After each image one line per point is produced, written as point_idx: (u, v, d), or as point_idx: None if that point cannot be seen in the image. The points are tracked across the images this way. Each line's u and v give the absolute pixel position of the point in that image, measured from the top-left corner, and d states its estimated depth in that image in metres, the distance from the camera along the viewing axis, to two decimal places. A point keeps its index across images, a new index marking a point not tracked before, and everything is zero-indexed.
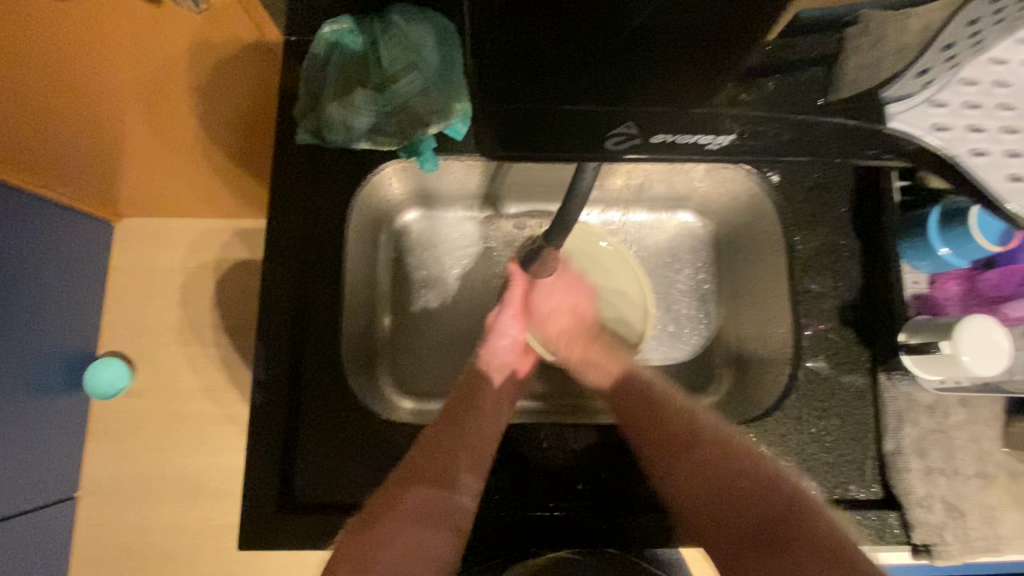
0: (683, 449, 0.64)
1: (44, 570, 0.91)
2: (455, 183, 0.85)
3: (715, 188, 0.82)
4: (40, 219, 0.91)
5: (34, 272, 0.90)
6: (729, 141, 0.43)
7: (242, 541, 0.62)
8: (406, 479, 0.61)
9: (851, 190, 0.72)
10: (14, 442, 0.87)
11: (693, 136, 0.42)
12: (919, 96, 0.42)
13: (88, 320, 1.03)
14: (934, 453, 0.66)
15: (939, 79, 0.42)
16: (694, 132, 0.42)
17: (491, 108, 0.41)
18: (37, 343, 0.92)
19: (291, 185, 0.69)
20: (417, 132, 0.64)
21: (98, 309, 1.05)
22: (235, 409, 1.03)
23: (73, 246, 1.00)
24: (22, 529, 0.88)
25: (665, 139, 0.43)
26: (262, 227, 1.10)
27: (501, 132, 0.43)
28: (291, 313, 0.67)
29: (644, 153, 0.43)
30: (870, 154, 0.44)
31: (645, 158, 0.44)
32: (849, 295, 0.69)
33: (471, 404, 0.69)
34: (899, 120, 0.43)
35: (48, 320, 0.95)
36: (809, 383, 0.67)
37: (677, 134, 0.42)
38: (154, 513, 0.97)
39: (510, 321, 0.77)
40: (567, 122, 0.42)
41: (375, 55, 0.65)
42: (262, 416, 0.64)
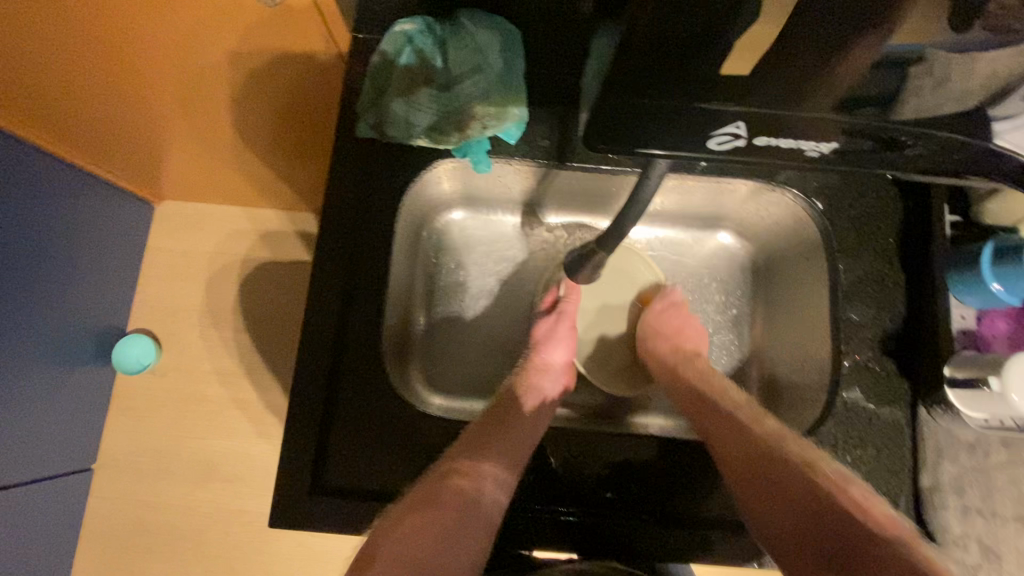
0: (730, 463, 0.62)
1: (53, 523, 1.02)
2: (500, 189, 0.86)
3: (756, 212, 0.81)
4: (87, 200, 0.98)
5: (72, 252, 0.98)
6: (831, 150, 0.45)
7: (273, 518, 0.63)
8: (443, 468, 0.60)
9: (900, 221, 0.72)
10: (41, 408, 0.97)
11: (799, 143, 0.45)
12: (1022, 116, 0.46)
13: (117, 300, 1.14)
14: (972, 492, 0.64)
15: None
16: (801, 139, 0.44)
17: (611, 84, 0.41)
18: (68, 318, 1.00)
19: (345, 178, 0.70)
20: (473, 132, 0.68)
21: (126, 290, 1.17)
22: (247, 397, 1.16)
23: (111, 226, 1.08)
24: (44, 486, 1.00)
25: (767, 143, 0.44)
26: (291, 228, 1.21)
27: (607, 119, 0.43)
28: (337, 300, 0.68)
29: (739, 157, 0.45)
30: (966, 172, 0.49)
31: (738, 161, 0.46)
32: (891, 326, 0.69)
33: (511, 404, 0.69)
34: (1006, 137, 0.46)
35: (82, 298, 1.04)
36: (846, 412, 0.67)
37: (778, 138, 0.44)
38: (178, 480, 1.12)
39: (566, 332, 0.80)
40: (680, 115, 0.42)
41: (442, 55, 0.68)
42: (302, 400, 0.66)
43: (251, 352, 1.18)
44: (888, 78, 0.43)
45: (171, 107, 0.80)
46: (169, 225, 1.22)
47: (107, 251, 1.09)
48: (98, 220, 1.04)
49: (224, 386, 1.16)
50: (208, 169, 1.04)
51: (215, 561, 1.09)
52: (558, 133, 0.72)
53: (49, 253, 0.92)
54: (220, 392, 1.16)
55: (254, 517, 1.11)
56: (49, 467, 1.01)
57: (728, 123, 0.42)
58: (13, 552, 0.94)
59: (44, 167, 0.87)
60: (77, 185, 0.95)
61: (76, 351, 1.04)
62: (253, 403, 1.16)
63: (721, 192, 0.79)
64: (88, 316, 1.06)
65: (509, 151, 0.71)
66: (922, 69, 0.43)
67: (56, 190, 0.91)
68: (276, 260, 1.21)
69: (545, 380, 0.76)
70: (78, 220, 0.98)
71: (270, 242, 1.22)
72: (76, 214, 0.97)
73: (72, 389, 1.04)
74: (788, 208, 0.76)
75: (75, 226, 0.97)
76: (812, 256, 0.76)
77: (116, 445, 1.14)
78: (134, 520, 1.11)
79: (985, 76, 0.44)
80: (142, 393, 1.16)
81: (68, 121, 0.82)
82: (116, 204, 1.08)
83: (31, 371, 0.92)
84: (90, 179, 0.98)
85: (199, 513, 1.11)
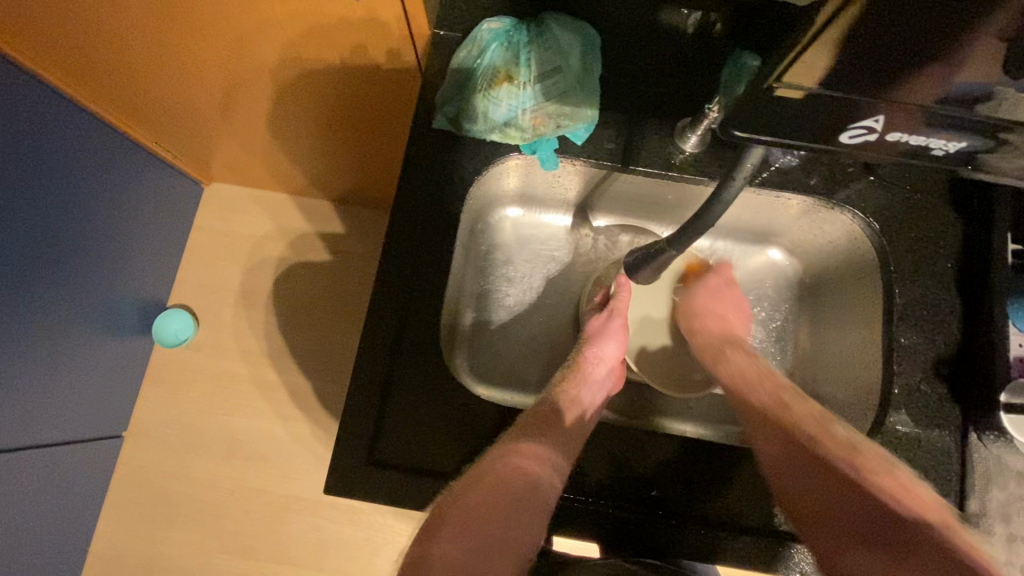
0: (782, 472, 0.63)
1: (81, 484, 1.06)
2: (557, 189, 0.88)
3: (808, 231, 0.82)
4: (141, 173, 1.03)
5: (124, 222, 1.02)
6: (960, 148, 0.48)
7: (328, 487, 0.65)
8: (501, 452, 0.62)
9: (958, 248, 0.72)
10: (81, 368, 1.01)
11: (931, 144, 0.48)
12: None
13: (162, 274, 1.19)
14: (1018, 520, 0.65)
15: None
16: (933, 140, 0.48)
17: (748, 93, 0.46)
18: (114, 286, 1.05)
19: (414, 168, 0.73)
20: (547, 129, 0.71)
21: (171, 265, 1.21)
22: (271, 378, 1.19)
23: (162, 202, 1.13)
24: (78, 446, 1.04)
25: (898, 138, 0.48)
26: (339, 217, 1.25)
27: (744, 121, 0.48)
28: (400, 285, 0.71)
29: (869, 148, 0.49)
30: None
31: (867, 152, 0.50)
32: (946, 351, 0.69)
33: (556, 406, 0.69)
34: None
35: (129, 268, 1.08)
36: (896, 434, 0.67)
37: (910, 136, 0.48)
38: (207, 453, 1.15)
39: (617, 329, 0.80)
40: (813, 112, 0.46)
41: (525, 53, 0.71)
42: (360, 377, 0.68)
43: (289, 334, 1.21)
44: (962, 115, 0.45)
45: (241, 94, 0.84)
46: (219, 206, 1.27)
47: (157, 226, 1.13)
48: (150, 195, 1.09)
49: (258, 365, 1.19)
50: (266, 155, 1.08)
51: (235, 535, 1.12)
52: (623, 138, 0.74)
53: (103, 222, 0.97)
54: (248, 370, 1.19)
55: (276, 496, 1.13)
56: (82, 428, 1.05)
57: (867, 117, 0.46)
58: (44, 504, 0.98)
59: (102, 137, 0.92)
60: (132, 160, 1.00)
61: (119, 319, 1.08)
62: (285, 384, 1.19)
63: (775, 209, 0.81)
64: (134, 287, 1.11)
65: (577, 152, 0.74)
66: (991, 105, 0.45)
67: (115, 163, 0.96)
68: (321, 248, 1.25)
69: (591, 380, 0.76)
70: (131, 193, 1.02)
71: (316, 230, 1.25)
72: (129, 188, 1.01)
73: (112, 355, 1.08)
74: (845, 227, 0.77)
75: (128, 199, 1.02)
76: (865, 277, 0.76)
77: (152, 412, 1.17)
78: (161, 487, 1.14)
79: None
80: (181, 365, 1.20)
81: (144, 99, 0.87)
82: (170, 182, 1.13)
83: (74, 332, 0.97)
84: (144, 154, 1.03)
85: (223, 486, 1.14)
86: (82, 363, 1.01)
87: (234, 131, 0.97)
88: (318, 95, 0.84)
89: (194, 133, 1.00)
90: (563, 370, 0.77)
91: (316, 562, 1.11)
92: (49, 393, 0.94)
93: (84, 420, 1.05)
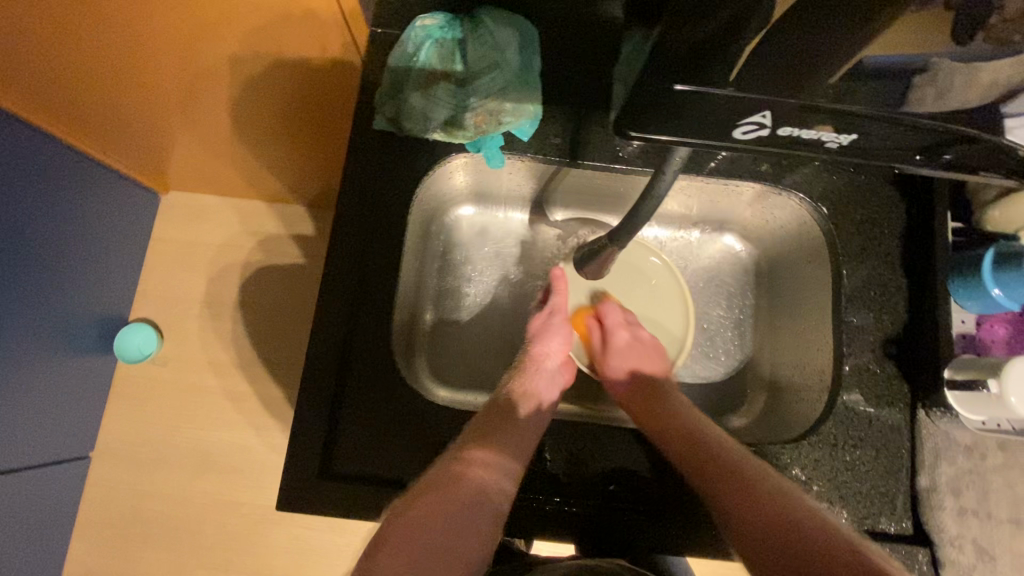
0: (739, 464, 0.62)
1: (47, 512, 1.02)
2: (510, 186, 0.86)
3: (761, 216, 0.82)
4: (96, 186, 0.98)
5: (80, 238, 0.98)
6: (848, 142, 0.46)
7: (281, 502, 0.64)
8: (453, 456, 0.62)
9: (903, 228, 0.73)
10: (43, 392, 0.97)
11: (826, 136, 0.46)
12: None
13: (121, 289, 1.15)
14: (968, 494, 0.66)
15: None
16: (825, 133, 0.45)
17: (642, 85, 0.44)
18: (72, 305, 1.00)
19: (361, 170, 0.72)
20: (489, 127, 0.69)
21: (129, 279, 1.17)
22: (241, 389, 1.16)
23: (118, 215, 1.09)
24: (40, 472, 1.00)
25: (790, 133, 0.45)
26: (297, 222, 1.22)
27: (638, 116, 0.45)
28: (350, 293, 0.69)
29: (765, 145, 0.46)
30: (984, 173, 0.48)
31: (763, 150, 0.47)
32: (893, 330, 0.70)
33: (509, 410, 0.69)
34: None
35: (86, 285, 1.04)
36: (847, 413, 0.68)
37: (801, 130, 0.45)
38: (175, 470, 1.12)
39: (560, 324, 0.80)
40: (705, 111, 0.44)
41: (461, 52, 0.70)
42: (312, 389, 0.66)
43: (255, 344, 1.18)
44: (892, 91, 0.46)
45: (183, 104, 0.81)
46: (175, 216, 1.22)
47: (111, 241, 1.09)
48: (106, 212, 1.04)
49: (227, 376, 1.16)
50: (218, 161, 1.05)
51: (212, 550, 1.09)
52: (569, 131, 0.73)
53: (60, 243, 0.93)
54: (216, 382, 1.16)
55: (252, 509, 1.11)
56: (48, 452, 1.02)
57: (755, 112, 0.44)
58: (10, 536, 0.94)
59: (57, 158, 0.88)
60: (89, 176, 0.96)
61: (78, 338, 1.04)
62: (255, 394, 1.16)
63: (728, 195, 0.81)
64: (92, 304, 1.06)
65: (522, 148, 0.73)
66: (926, 77, 0.46)
67: (72, 181, 0.92)
68: (292, 250, 1.22)
69: (543, 374, 0.76)
70: (89, 210, 0.99)
71: (286, 233, 1.22)
72: (87, 207, 0.98)
73: (73, 377, 1.04)
74: (793, 211, 0.78)
75: (86, 218, 0.98)
76: (815, 260, 0.77)
77: (117, 432, 1.14)
78: (132, 507, 1.11)
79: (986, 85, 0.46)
80: (145, 381, 1.16)
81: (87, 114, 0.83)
82: (125, 194, 1.09)
83: (36, 355, 0.93)
84: (100, 170, 0.99)
85: (196, 502, 1.11)
86: (44, 386, 0.97)
87: (180, 139, 0.94)
88: (265, 97, 0.81)
89: (142, 144, 0.96)
90: (515, 367, 0.78)
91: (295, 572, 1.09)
92: (11, 422, 0.90)
93: (47, 444, 1.01)
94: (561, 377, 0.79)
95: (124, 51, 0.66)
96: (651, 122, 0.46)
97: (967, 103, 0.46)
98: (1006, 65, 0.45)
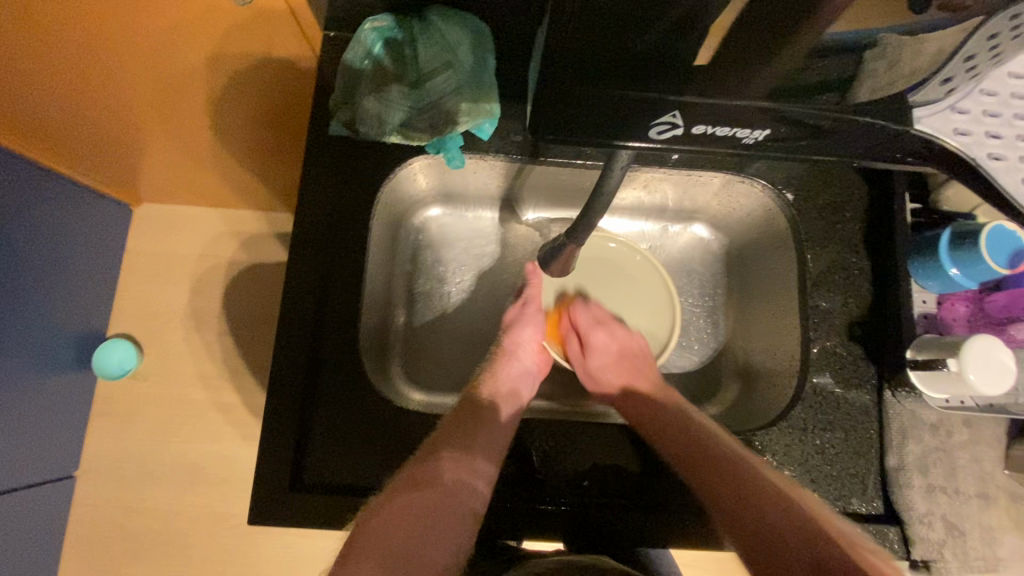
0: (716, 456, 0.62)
1: (34, 543, 0.96)
2: (476, 186, 0.86)
3: (728, 204, 0.82)
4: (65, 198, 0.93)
5: (54, 251, 0.93)
6: (765, 135, 0.45)
7: (252, 517, 0.63)
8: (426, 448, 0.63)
9: (864, 211, 0.74)
10: (22, 415, 0.91)
11: (741, 131, 0.44)
12: (943, 102, 0.44)
13: (100, 305, 1.09)
14: (936, 471, 0.67)
15: (962, 88, 0.44)
16: (739, 127, 0.44)
17: (556, 91, 0.43)
18: (50, 322, 0.95)
19: (323, 178, 0.71)
20: (446, 128, 0.69)
21: (110, 292, 1.11)
22: (226, 399, 1.10)
23: (94, 226, 1.04)
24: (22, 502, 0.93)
25: (704, 130, 0.44)
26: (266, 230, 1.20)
27: (551, 122, 0.45)
28: (314, 302, 0.68)
29: (686, 143, 0.45)
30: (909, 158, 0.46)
31: (685, 149, 0.46)
32: (858, 312, 0.71)
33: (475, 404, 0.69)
34: (924, 122, 0.44)
35: (64, 301, 0.99)
36: (815, 397, 0.68)
37: (715, 125, 0.44)
38: (153, 495, 1.05)
39: (533, 315, 0.79)
40: (614, 108, 0.43)
41: (412, 52, 0.69)
42: (280, 401, 0.66)
43: (235, 352, 1.12)
44: (839, 66, 0.47)
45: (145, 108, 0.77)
46: (150, 227, 1.16)
47: (88, 255, 1.03)
48: (79, 226, 0.99)
49: (213, 387, 1.10)
50: (187, 174, 1.01)
51: (205, 563, 1.03)
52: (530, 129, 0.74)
53: (33, 257, 0.89)
54: (201, 394, 1.10)
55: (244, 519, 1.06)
56: (31, 472, 0.95)
57: (664, 109, 0.43)
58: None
59: (15, 168, 0.82)
60: (60, 190, 0.92)
61: (55, 358, 0.98)
62: (244, 404, 1.10)
63: (695, 185, 0.81)
64: (70, 321, 1.01)
65: (484, 147, 0.74)
66: (875, 53, 0.48)
67: (39, 193, 0.87)
68: (268, 251, 1.16)
69: (516, 364, 0.76)
70: (63, 221, 0.94)
71: (258, 235, 1.16)
72: (58, 219, 0.93)
73: (54, 397, 0.98)
74: (756, 199, 0.78)
75: (59, 231, 0.94)
76: (781, 246, 0.77)
77: (100, 455, 1.07)
78: (121, 528, 1.04)
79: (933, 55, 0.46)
80: (125, 399, 1.09)
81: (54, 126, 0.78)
82: (98, 208, 1.04)
83: (17, 375, 0.89)
84: (68, 184, 0.94)
85: (185, 516, 1.05)
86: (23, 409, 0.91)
87: (143, 151, 0.92)
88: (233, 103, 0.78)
89: (107, 158, 0.93)
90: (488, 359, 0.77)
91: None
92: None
93: (30, 471, 0.95)
94: (534, 368, 0.78)
95: (77, 62, 0.64)
96: (565, 126, 0.45)
97: (895, 90, 0.46)
98: (949, 35, 0.45)
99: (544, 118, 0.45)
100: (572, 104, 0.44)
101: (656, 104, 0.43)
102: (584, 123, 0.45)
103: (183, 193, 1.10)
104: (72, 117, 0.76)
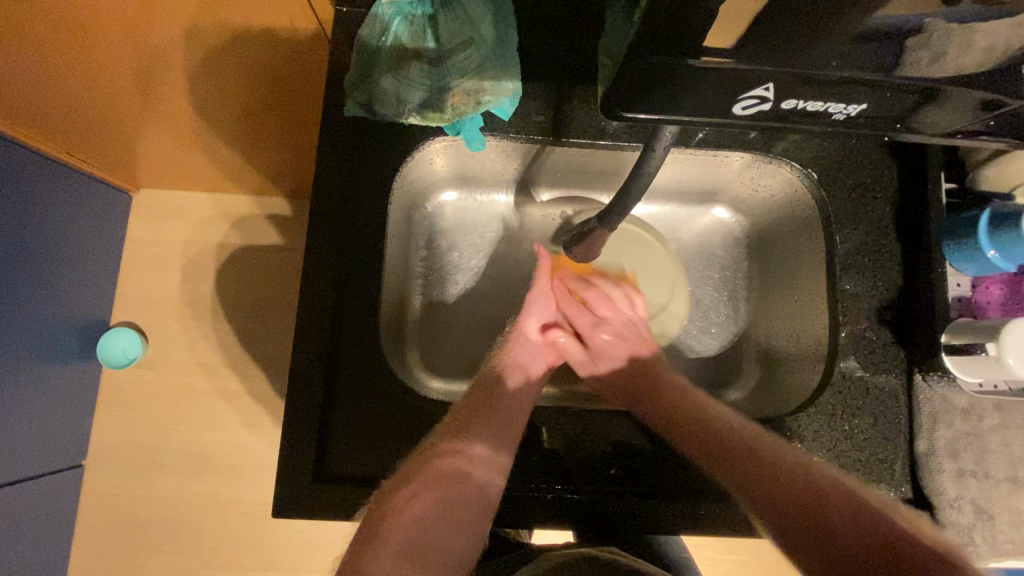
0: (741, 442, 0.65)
1: (46, 533, 0.95)
2: (492, 169, 0.83)
3: (753, 185, 0.80)
4: (65, 187, 0.90)
5: (54, 243, 0.90)
6: (857, 111, 0.44)
7: (275, 508, 0.62)
8: (451, 432, 0.62)
9: (894, 192, 0.73)
10: (29, 409, 0.90)
11: (824, 103, 0.43)
12: None
13: (104, 294, 1.07)
14: (965, 456, 0.66)
15: None
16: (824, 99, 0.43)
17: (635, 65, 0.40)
18: (53, 315, 0.93)
19: (338, 162, 0.70)
20: (468, 110, 0.66)
21: (112, 281, 1.09)
22: (234, 387, 1.08)
23: (95, 212, 1.01)
24: (34, 494, 0.92)
25: (796, 105, 0.43)
26: (263, 213, 1.14)
27: (627, 99, 0.43)
28: (328, 290, 0.67)
29: (766, 120, 0.44)
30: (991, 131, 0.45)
31: (763, 125, 0.45)
32: (887, 296, 0.70)
33: (497, 390, 0.68)
34: None
35: (67, 293, 0.96)
36: (843, 382, 0.68)
37: (809, 100, 0.43)
38: (165, 483, 1.05)
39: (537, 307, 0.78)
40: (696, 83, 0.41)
41: (433, 27, 0.64)
42: (297, 392, 0.64)
43: (241, 342, 1.10)
44: (886, 50, 0.43)
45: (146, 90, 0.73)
46: (154, 212, 1.13)
47: (88, 244, 1.01)
48: (78, 215, 0.96)
49: (220, 374, 1.09)
50: (194, 161, 0.98)
51: (222, 549, 1.03)
52: (550, 109, 0.73)
53: (30, 247, 0.85)
54: (211, 382, 1.08)
55: (256, 505, 1.05)
56: (40, 465, 0.94)
57: (758, 84, 0.41)
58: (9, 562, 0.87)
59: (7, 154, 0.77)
60: (59, 181, 0.88)
61: (61, 349, 0.96)
62: (253, 390, 1.08)
63: (716, 167, 0.78)
64: (73, 312, 0.98)
65: (503, 128, 0.72)
66: (921, 40, 0.44)
67: (34, 182, 0.83)
68: (270, 239, 1.13)
69: (524, 351, 0.75)
70: (60, 211, 0.90)
71: (260, 222, 1.13)
72: (57, 209, 0.89)
73: (60, 388, 0.96)
74: (785, 179, 0.76)
75: (58, 222, 0.90)
76: (806, 228, 0.76)
77: (108, 445, 1.05)
78: (134, 517, 1.04)
79: (985, 48, 0.43)
80: (134, 388, 1.08)
81: (45, 114, 0.75)
82: (98, 196, 1.01)
83: (24, 369, 0.87)
84: (67, 171, 0.90)
85: (197, 503, 1.04)
86: (30, 402, 0.90)
87: (142, 136, 0.88)
88: (236, 78, 0.74)
89: (106, 144, 0.89)
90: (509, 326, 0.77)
91: (309, 566, 1.04)
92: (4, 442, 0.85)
93: (40, 463, 0.94)
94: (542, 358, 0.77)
95: (75, 47, 0.60)
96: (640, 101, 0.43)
97: (949, 72, 0.43)
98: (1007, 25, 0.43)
99: (618, 91, 0.43)
100: (656, 84, 0.41)
101: (743, 74, 0.40)
102: (660, 96, 0.42)
103: (184, 178, 1.07)
104: (68, 100, 0.73)
